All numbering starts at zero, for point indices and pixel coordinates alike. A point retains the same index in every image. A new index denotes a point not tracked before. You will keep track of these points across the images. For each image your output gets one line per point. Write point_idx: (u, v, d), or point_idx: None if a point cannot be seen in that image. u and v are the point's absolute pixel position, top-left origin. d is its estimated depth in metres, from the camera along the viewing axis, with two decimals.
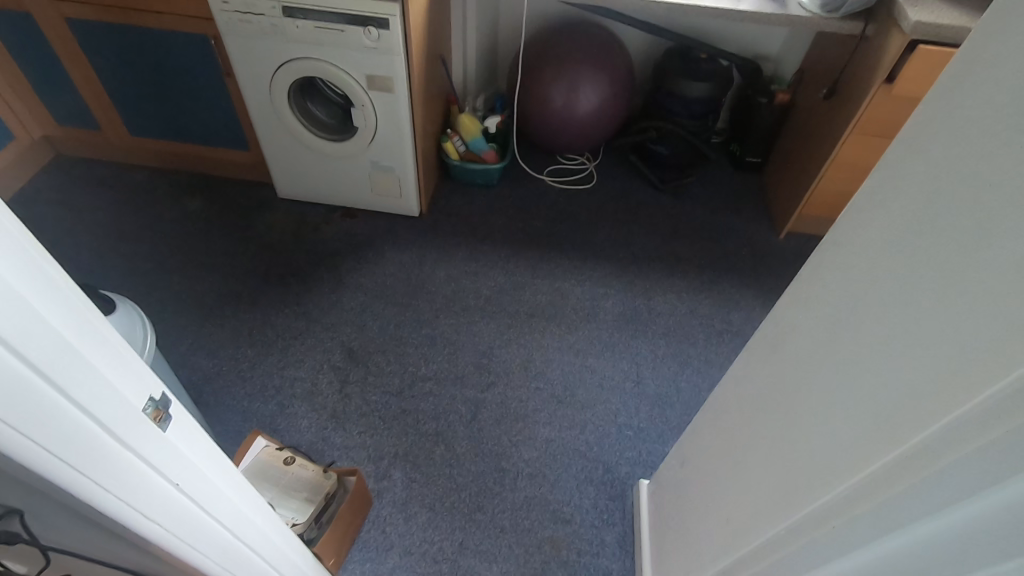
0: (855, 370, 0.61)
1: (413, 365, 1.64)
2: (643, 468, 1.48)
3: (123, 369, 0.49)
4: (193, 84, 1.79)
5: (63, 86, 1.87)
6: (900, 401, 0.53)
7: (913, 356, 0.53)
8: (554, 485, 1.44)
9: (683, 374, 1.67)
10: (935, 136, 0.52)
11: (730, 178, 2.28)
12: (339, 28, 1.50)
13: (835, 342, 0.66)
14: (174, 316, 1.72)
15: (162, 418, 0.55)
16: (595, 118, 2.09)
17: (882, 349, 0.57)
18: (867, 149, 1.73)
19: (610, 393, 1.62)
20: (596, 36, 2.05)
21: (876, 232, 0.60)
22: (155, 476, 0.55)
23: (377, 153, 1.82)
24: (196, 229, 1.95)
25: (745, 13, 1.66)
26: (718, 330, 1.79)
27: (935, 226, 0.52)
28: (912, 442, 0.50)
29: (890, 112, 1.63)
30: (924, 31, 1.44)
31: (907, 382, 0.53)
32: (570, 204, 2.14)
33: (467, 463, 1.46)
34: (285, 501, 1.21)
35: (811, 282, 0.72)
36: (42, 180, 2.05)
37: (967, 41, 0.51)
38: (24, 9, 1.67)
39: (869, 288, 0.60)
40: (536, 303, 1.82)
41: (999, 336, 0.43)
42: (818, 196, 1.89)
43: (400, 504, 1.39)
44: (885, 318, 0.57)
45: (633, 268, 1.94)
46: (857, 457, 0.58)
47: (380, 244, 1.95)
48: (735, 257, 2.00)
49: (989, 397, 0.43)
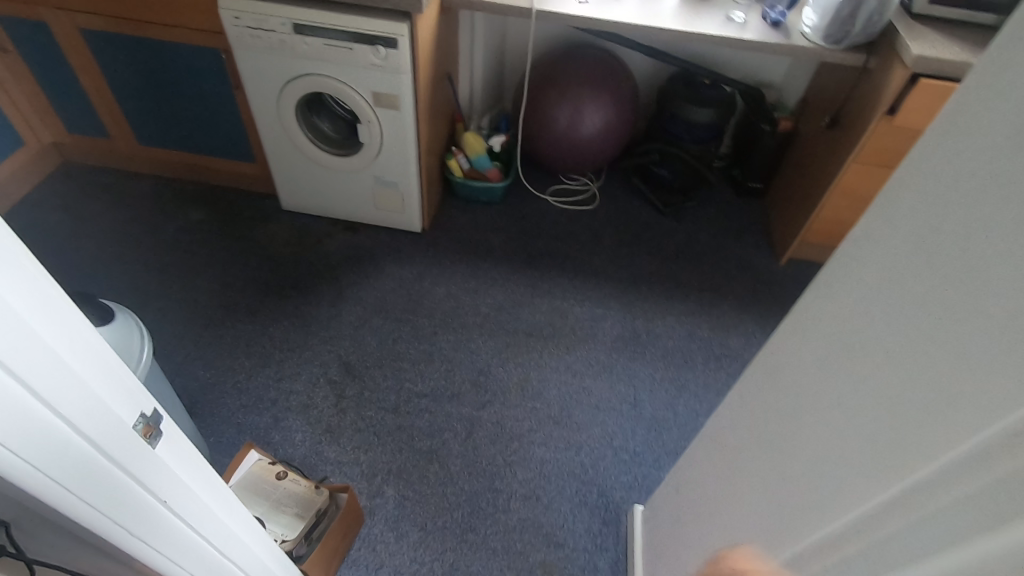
0: (852, 404, 0.61)
1: (410, 381, 1.64)
2: (638, 493, 1.46)
3: (117, 386, 0.50)
4: (201, 96, 1.81)
5: (75, 95, 1.90)
6: (896, 436, 0.53)
7: (911, 389, 0.52)
8: (547, 507, 1.43)
9: (680, 398, 1.67)
10: (929, 181, 0.53)
11: (732, 202, 2.29)
12: (348, 47, 1.53)
13: (832, 374, 0.66)
14: (173, 325, 1.72)
15: (152, 435, 0.55)
16: (599, 140, 2.10)
17: (878, 381, 0.57)
18: (869, 177, 1.74)
19: (606, 415, 1.61)
20: (602, 60, 2.08)
21: (875, 265, 0.60)
22: (143, 493, 0.55)
23: (382, 169, 1.84)
24: (200, 238, 1.97)
25: (749, 43, 1.68)
26: (716, 355, 1.78)
27: (935, 258, 0.52)
28: (897, 486, 0.51)
29: (892, 143, 1.64)
30: (925, 65, 1.46)
31: (904, 415, 0.53)
32: (571, 224, 2.15)
33: (461, 482, 1.45)
34: (276, 516, 1.21)
35: (808, 315, 0.73)
36: (49, 186, 2.07)
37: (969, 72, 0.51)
38: (39, 19, 1.70)
39: (869, 319, 0.60)
40: (535, 323, 1.82)
41: (987, 384, 0.44)
42: (819, 222, 1.89)
43: (392, 522, 1.38)
44: (882, 351, 0.57)
45: (633, 290, 1.95)
46: (847, 497, 0.58)
47: (382, 258, 1.96)
48: (735, 281, 2.01)
49: (970, 448, 0.43)
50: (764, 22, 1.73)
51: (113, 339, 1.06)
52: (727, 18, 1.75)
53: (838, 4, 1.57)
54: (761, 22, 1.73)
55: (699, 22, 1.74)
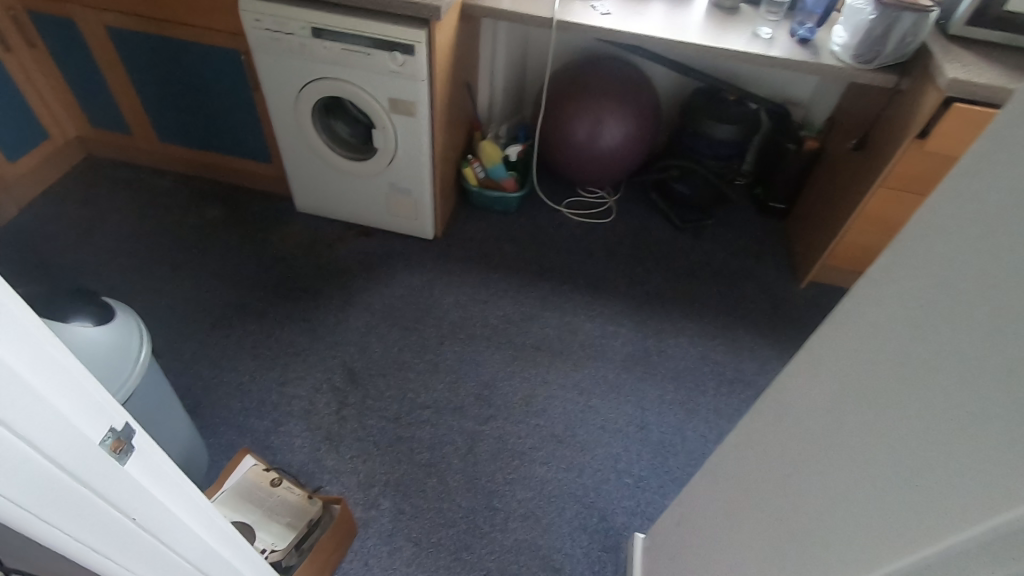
0: (864, 448, 0.57)
1: (413, 392, 1.61)
2: (640, 520, 1.42)
3: (83, 401, 0.48)
4: (221, 97, 1.82)
5: (99, 91, 1.92)
6: (911, 486, 0.49)
7: (928, 436, 0.48)
8: (546, 530, 1.38)
9: (690, 423, 1.62)
10: (958, 221, 0.49)
11: (753, 222, 2.23)
12: (366, 52, 1.52)
13: (844, 417, 0.62)
14: (181, 324, 1.72)
15: (122, 450, 0.53)
16: (618, 153, 2.07)
17: (893, 426, 0.53)
18: (897, 203, 1.68)
19: (611, 436, 1.56)
20: (623, 73, 2.05)
21: (893, 297, 0.56)
22: (111, 511, 0.53)
23: (396, 175, 1.83)
24: (214, 237, 1.97)
25: (776, 60, 1.63)
26: (729, 380, 1.73)
27: (957, 294, 0.48)
28: (913, 555, 0.47)
29: (922, 168, 1.58)
30: (960, 88, 1.40)
31: (920, 462, 0.49)
32: (586, 237, 2.11)
33: (459, 498, 1.42)
34: (267, 525, 1.19)
35: (822, 351, 0.69)
36: (71, 180, 2.10)
37: (1007, 103, 0.47)
38: (68, 17, 1.72)
39: (884, 357, 0.56)
40: (543, 338, 1.78)
41: (1009, 454, 0.40)
42: (844, 247, 1.83)
43: (386, 536, 1.35)
44: (897, 393, 0.53)
45: (645, 308, 1.90)
46: (856, 555, 0.55)
47: (393, 264, 1.95)
48: (752, 304, 1.95)
49: (993, 526, 0.40)
50: (792, 39, 1.68)
51: (115, 337, 1.05)
52: (753, 34, 1.70)
53: (869, 23, 1.52)
54: (789, 39, 1.69)
55: (724, 37, 1.70)
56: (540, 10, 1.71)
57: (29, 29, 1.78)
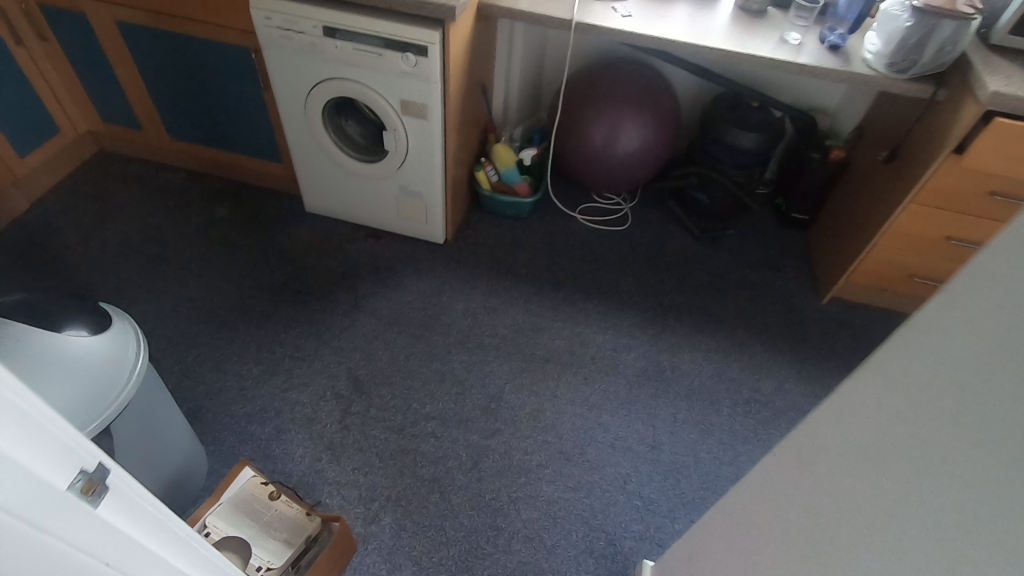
0: (899, 499, 0.53)
1: (418, 402, 1.57)
2: (649, 545, 1.37)
3: (46, 446, 0.43)
4: (231, 94, 1.78)
5: (110, 86, 1.89)
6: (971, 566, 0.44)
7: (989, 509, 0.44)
8: (551, 552, 1.34)
9: (703, 443, 1.56)
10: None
11: (774, 232, 2.16)
12: (377, 52, 1.48)
13: (878, 485, 0.56)
14: (186, 326, 1.69)
15: (95, 491, 0.49)
16: (635, 159, 2.01)
17: (936, 482, 0.49)
18: (929, 219, 1.61)
19: (621, 455, 1.51)
20: (643, 77, 1.98)
21: (940, 341, 0.51)
22: (82, 557, 0.49)
23: (407, 178, 1.79)
24: (222, 236, 1.95)
25: (804, 68, 1.56)
26: (745, 399, 1.67)
27: (1017, 348, 0.43)
28: None
29: (956, 185, 1.51)
30: (1002, 102, 1.32)
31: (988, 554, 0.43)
32: (600, 245, 2.05)
33: (462, 516, 1.38)
34: (263, 541, 1.16)
35: (851, 399, 0.63)
36: (82, 174, 2.08)
37: None
38: (80, 10, 1.70)
39: (927, 417, 0.51)
40: (553, 349, 1.73)
41: None
42: (870, 263, 1.76)
43: (386, 553, 1.31)
44: (944, 453, 0.48)
45: (659, 320, 1.84)
46: None
47: (401, 269, 1.91)
48: (770, 319, 1.88)
49: None
50: (822, 45, 1.61)
51: (110, 346, 1.01)
52: (781, 39, 1.63)
53: (905, 31, 1.45)
54: (818, 45, 1.61)
55: (750, 43, 1.63)
56: (559, 11, 1.65)
57: (40, 23, 1.76)
